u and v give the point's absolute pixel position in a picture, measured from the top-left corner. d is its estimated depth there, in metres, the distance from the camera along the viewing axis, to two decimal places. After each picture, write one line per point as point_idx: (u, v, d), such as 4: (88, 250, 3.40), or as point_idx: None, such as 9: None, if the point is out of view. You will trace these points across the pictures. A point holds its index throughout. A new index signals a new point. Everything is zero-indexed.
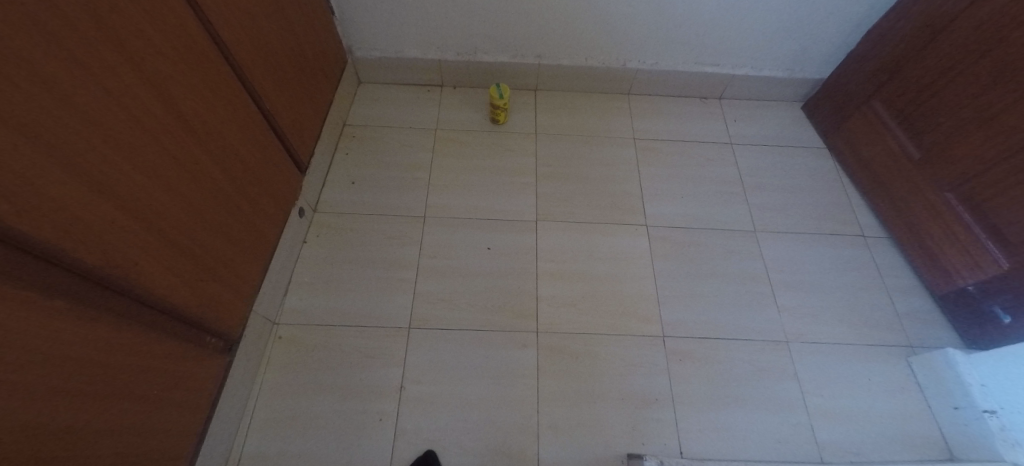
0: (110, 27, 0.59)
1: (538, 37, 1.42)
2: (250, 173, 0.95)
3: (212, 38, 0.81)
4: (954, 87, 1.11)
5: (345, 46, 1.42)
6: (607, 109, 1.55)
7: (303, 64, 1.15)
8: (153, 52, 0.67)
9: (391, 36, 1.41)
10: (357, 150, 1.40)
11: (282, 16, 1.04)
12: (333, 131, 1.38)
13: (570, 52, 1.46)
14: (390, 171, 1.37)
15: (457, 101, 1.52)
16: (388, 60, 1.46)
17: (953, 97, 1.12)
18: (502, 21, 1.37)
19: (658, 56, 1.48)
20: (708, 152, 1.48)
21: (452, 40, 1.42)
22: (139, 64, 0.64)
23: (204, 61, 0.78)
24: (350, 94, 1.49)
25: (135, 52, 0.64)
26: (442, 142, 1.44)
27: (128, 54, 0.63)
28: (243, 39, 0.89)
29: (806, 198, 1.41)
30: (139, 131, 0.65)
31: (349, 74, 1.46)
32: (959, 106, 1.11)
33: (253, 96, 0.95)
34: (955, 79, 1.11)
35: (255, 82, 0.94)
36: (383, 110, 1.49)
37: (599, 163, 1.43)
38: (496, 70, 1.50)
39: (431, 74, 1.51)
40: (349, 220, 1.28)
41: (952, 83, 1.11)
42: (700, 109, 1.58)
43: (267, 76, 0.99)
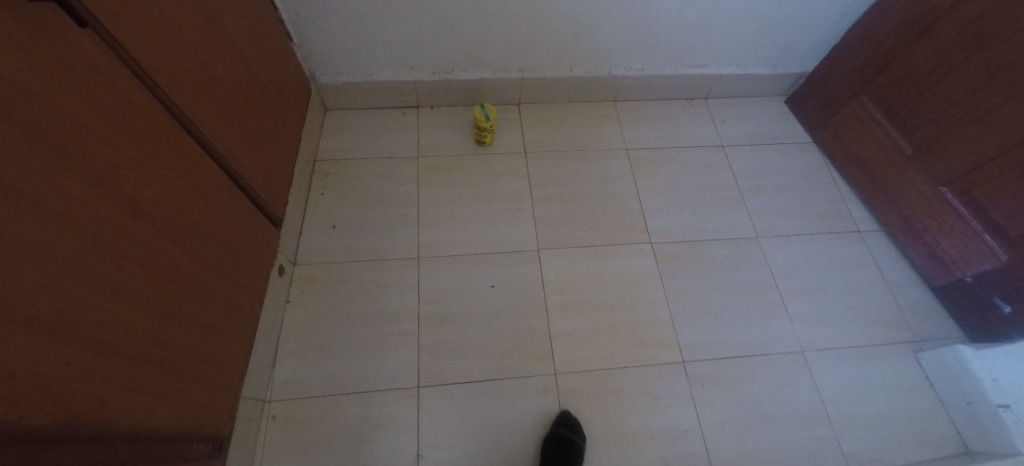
0: (36, 127, 0.47)
1: (520, 50, 1.32)
2: (223, 246, 0.83)
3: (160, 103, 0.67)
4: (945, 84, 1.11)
5: (307, 73, 1.27)
6: (594, 119, 1.47)
7: (267, 105, 1.02)
8: (94, 142, 0.55)
9: (360, 59, 1.27)
10: (333, 189, 1.27)
11: (239, 54, 0.90)
12: (305, 170, 1.24)
13: (554, 62, 1.37)
14: (374, 209, 1.26)
15: (438, 123, 1.41)
16: (358, 84, 1.33)
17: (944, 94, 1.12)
18: (482, 36, 1.26)
19: (644, 62, 1.41)
20: (702, 157, 1.43)
21: (426, 59, 1.30)
22: (79, 162, 0.53)
23: (153, 133, 0.65)
24: (319, 125, 1.35)
25: (72, 148, 0.52)
26: (427, 171, 1.33)
27: (65, 154, 0.51)
28: (196, 93, 0.76)
29: (801, 196, 1.39)
30: (88, 242, 0.54)
31: (315, 103, 1.31)
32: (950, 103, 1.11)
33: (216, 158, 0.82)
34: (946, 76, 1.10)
35: (217, 141, 0.81)
36: (356, 139, 1.36)
37: (593, 179, 1.37)
38: (476, 88, 1.39)
39: (405, 96, 1.39)
40: (335, 270, 1.16)
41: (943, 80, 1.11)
42: (689, 111, 1.52)
43: (229, 130, 0.86)
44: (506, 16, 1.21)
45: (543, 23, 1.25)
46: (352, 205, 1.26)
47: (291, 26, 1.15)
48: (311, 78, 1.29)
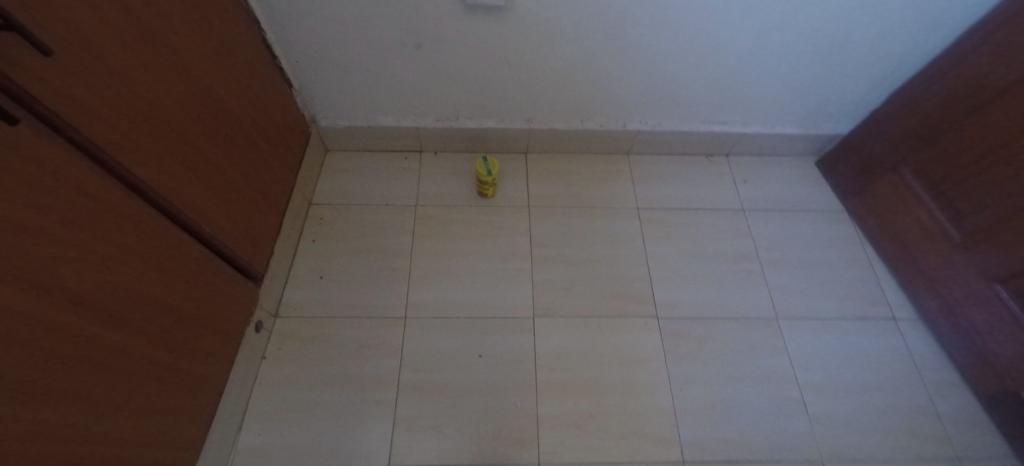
0: None
1: (527, 102, 1.25)
2: (184, 317, 0.77)
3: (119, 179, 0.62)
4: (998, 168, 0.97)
5: (307, 115, 1.24)
6: (604, 173, 1.39)
7: (253, 157, 0.97)
8: (32, 236, 0.49)
9: (361, 105, 1.24)
10: (325, 235, 1.23)
11: (224, 109, 0.85)
12: (298, 215, 1.21)
13: (564, 115, 1.30)
14: (365, 260, 1.21)
15: (440, 170, 1.37)
16: (360, 128, 1.29)
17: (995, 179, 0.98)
18: (488, 88, 1.20)
19: (660, 116, 1.32)
20: (720, 222, 1.32)
21: (430, 107, 1.25)
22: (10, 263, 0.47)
23: (107, 215, 0.60)
24: (318, 167, 1.32)
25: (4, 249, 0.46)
26: (424, 221, 1.28)
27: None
28: (169, 161, 0.70)
29: (829, 272, 1.26)
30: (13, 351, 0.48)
31: (315, 146, 1.29)
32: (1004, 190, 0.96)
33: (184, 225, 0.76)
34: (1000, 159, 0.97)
35: (189, 207, 0.76)
36: (355, 184, 1.32)
37: (598, 240, 1.28)
38: (481, 136, 1.34)
39: (408, 140, 1.35)
40: (316, 326, 1.10)
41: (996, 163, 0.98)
42: (708, 169, 1.41)
43: (206, 191, 0.81)
44: (514, 70, 1.15)
45: (553, 78, 1.18)
46: (342, 255, 1.21)
47: (291, 72, 1.12)
48: (311, 120, 1.26)
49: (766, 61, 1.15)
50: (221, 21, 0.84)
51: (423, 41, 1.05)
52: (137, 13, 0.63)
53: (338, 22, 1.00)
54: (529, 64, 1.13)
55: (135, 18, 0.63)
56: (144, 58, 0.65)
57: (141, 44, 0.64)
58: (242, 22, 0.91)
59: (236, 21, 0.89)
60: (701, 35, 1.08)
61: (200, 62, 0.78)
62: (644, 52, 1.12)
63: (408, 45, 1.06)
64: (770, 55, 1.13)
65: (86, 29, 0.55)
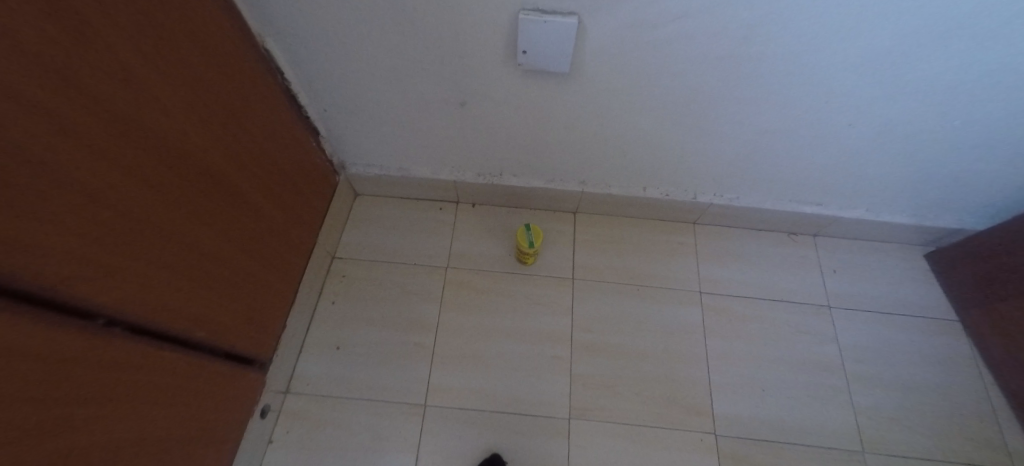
0: None
1: (585, 166, 1.08)
2: (166, 442, 0.65)
3: (71, 317, 0.48)
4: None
5: (336, 162, 1.12)
6: (664, 245, 1.21)
7: (261, 230, 0.83)
8: None
9: (395, 155, 1.10)
10: (347, 296, 1.12)
11: (227, 189, 0.71)
12: (317, 273, 1.09)
13: (626, 181, 1.12)
14: (386, 329, 1.08)
15: (477, 226, 1.22)
16: (392, 177, 1.16)
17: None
18: (541, 149, 1.03)
19: (740, 192, 1.13)
20: (798, 318, 1.13)
21: (471, 162, 1.10)
22: None
23: (56, 373, 0.46)
24: (345, 215, 1.20)
25: None
26: (454, 288, 1.14)
27: None
28: (144, 272, 0.57)
29: (934, 398, 1.03)
30: None
31: (342, 194, 1.16)
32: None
33: (160, 337, 0.62)
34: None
35: (168, 317, 0.62)
36: (383, 236, 1.20)
37: (653, 328, 1.11)
38: (527, 194, 1.18)
39: (445, 192, 1.20)
40: (327, 407, 0.99)
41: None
42: (790, 251, 1.22)
43: (194, 291, 0.67)
44: (574, 135, 0.98)
45: (620, 146, 1.01)
46: (363, 321, 1.09)
47: (318, 120, 0.99)
48: (339, 166, 1.13)
49: (885, 146, 0.94)
50: (234, 86, 0.70)
51: (470, 99, 0.89)
52: (121, 106, 0.49)
53: (371, 74, 0.85)
54: (592, 129, 0.96)
55: (117, 114, 0.49)
56: (123, 159, 0.51)
57: (121, 143, 0.50)
58: (261, 79, 0.78)
59: (254, 79, 0.75)
60: (812, 116, 0.88)
61: (202, 142, 0.63)
62: (735, 128, 0.93)
63: (452, 102, 0.91)
64: (895, 140, 0.92)
65: (46, 149, 0.41)
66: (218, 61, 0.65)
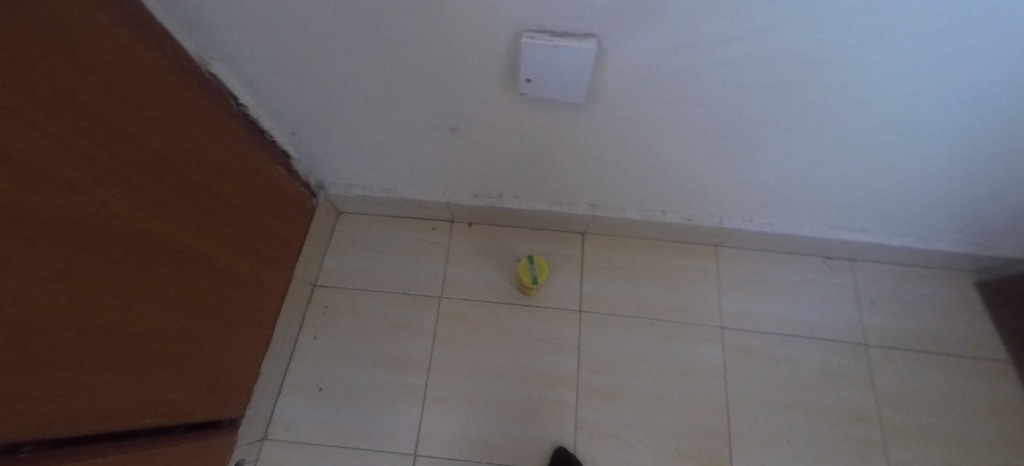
0: None
1: (596, 188, 0.94)
2: None
3: None
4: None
5: (314, 182, 1.00)
6: (682, 272, 1.09)
7: (220, 284, 0.71)
8: None
9: (379, 176, 0.97)
10: (330, 330, 1.02)
11: (168, 253, 0.59)
12: (297, 307, 0.99)
13: (643, 204, 0.99)
14: (374, 367, 0.99)
15: (473, 249, 1.10)
16: (377, 197, 1.04)
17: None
18: (545, 172, 0.90)
19: (773, 216, 0.99)
20: (828, 358, 1.02)
21: (466, 183, 0.97)
22: None
23: None
24: (326, 237, 1.09)
25: None
26: (447, 321, 1.03)
27: None
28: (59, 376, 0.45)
29: (978, 453, 0.93)
30: None
31: (322, 216, 1.05)
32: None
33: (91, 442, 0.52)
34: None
35: (94, 420, 0.52)
36: (370, 260, 1.09)
37: (667, 368, 1.00)
38: (529, 216, 1.05)
39: (438, 211, 1.08)
40: (309, 458, 0.91)
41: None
42: (823, 279, 1.09)
43: (130, 378, 0.56)
44: (585, 159, 0.84)
45: (640, 171, 0.87)
46: (347, 358, 1.00)
47: (288, 143, 0.86)
48: (318, 187, 1.01)
49: (954, 178, 0.79)
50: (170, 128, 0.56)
51: (461, 124, 0.76)
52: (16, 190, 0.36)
53: (345, 96, 0.72)
54: (607, 154, 0.82)
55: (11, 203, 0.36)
56: (19, 263, 0.38)
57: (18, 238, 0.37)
58: (207, 111, 0.64)
59: (197, 113, 0.62)
60: (873, 148, 0.74)
61: (127, 202, 0.50)
62: (779, 157, 0.79)
63: (441, 127, 0.78)
64: (968, 172, 0.77)
65: None
66: (143, 103, 0.52)
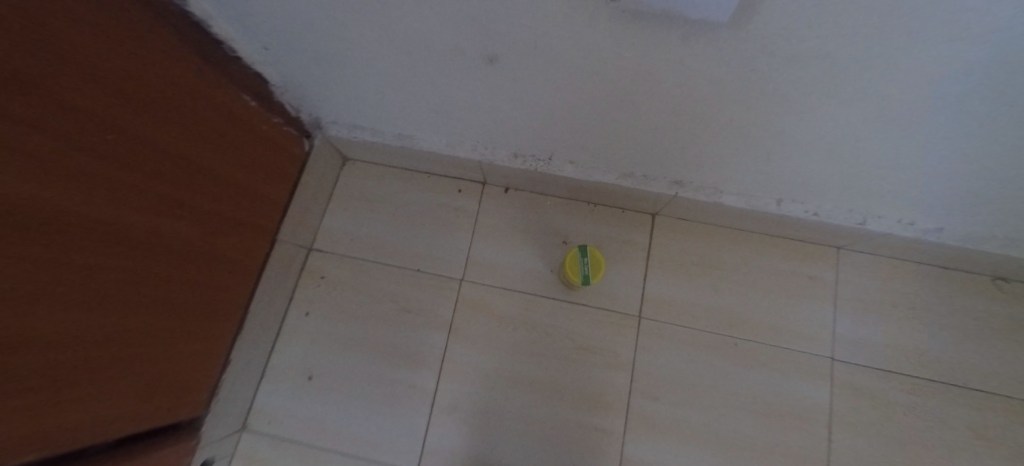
0: None
1: (690, 161, 0.66)
2: None
3: None
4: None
5: (308, 121, 0.77)
6: (784, 279, 0.81)
7: (160, 267, 0.51)
8: None
9: (390, 119, 0.73)
10: (327, 306, 0.85)
11: (67, 229, 0.38)
12: (287, 276, 0.82)
13: (752, 188, 0.69)
14: (375, 357, 0.82)
15: (507, 222, 0.87)
16: (390, 146, 0.81)
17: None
18: (617, 133, 0.62)
19: (956, 224, 0.66)
20: (979, 424, 0.74)
21: (504, 139, 0.70)
22: None
23: None
24: (327, 192, 0.89)
25: None
26: (467, 311, 0.83)
27: None
28: None
29: None
30: None
31: (321, 165, 0.83)
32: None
33: None
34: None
35: None
36: (380, 224, 0.89)
37: (747, 405, 0.77)
38: (586, 188, 0.79)
39: (465, 170, 0.84)
40: (295, 455, 0.78)
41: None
42: (990, 312, 0.77)
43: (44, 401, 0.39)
44: (689, 116, 0.55)
45: (767, 141, 0.57)
46: (345, 342, 0.83)
47: (262, 64, 0.62)
48: (314, 127, 0.78)
49: None
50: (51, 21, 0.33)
51: (503, 50, 0.49)
52: None
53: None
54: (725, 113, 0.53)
55: None
56: None
57: None
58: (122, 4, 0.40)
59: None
60: None
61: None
62: None
63: (472, 54, 0.51)
64: None
65: None
66: None
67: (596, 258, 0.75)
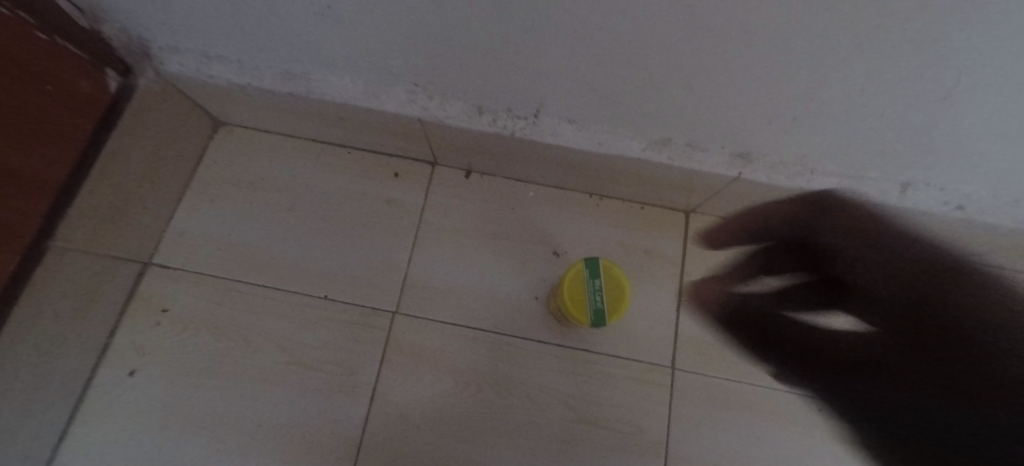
0: None
1: (786, 124, 0.37)
2: None
3: None
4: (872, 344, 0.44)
5: (122, 45, 0.44)
6: None
7: None
8: None
9: (259, 41, 0.41)
10: (169, 359, 0.52)
11: None
12: (94, 311, 0.49)
13: (870, 162, 0.41)
14: (243, 447, 0.49)
15: (468, 223, 0.57)
16: (273, 94, 0.48)
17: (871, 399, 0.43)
18: (667, 65, 0.33)
19: None
20: None
21: (459, 79, 0.41)
22: None
23: None
24: (183, 173, 0.57)
25: None
26: (400, 363, 0.52)
27: None
28: None
29: None
30: None
31: (162, 128, 0.51)
32: (784, 356, 0.52)
33: None
34: (891, 312, 0.42)
35: None
36: (269, 225, 0.57)
37: None
38: (590, 169, 0.51)
39: (402, 141, 0.54)
40: None
41: (892, 327, 0.42)
42: None
43: None
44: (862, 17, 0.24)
45: (982, 79, 0.28)
46: (196, 420, 0.50)
47: None
48: (137, 56, 0.46)
49: None
50: None
51: None
52: None
53: None
54: (973, 15, 0.23)
55: None
56: None
57: None
58: None
59: None
60: None
61: None
62: None
63: None
64: None
65: None
66: None
67: (615, 286, 0.45)
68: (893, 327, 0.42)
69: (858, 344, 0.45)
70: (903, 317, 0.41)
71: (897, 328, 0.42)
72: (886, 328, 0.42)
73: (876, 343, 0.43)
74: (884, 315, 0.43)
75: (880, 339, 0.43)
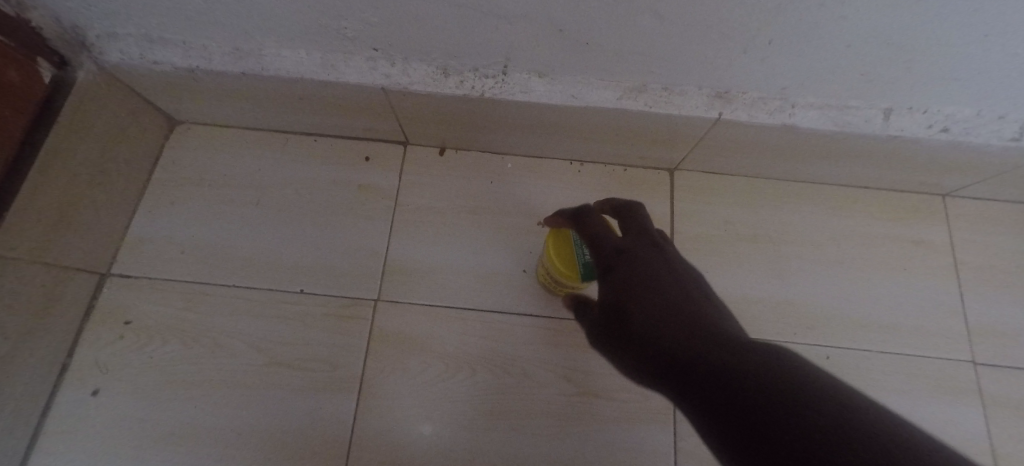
0: None
1: (756, 51, 0.36)
2: None
3: None
4: (658, 331, 0.28)
5: (58, 36, 0.41)
6: (870, 248, 0.54)
7: None
8: None
9: (203, 17, 0.39)
10: (133, 374, 0.48)
11: None
12: (46, 328, 0.45)
13: (848, 88, 0.40)
14: (221, 461, 0.45)
15: (445, 201, 0.55)
16: (222, 78, 0.45)
17: (880, 435, 0.18)
18: None
19: None
20: None
21: (418, 35, 0.39)
22: None
23: None
24: (137, 176, 0.53)
25: None
26: (387, 352, 0.49)
27: None
28: None
29: None
30: None
31: (111, 125, 0.48)
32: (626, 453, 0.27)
33: None
34: (638, 281, 0.32)
35: None
36: (235, 222, 0.54)
37: None
38: (567, 130, 0.49)
39: (369, 120, 0.52)
40: None
41: (645, 300, 0.30)
42: None
43: None
44: None
45: None
46: (167, 437, 0.46)
47: None
48: (75, 48, 0.42)
49: None
50: None
51: None
52: None
53: None
54: None
55: None
56: None
57: None
58: None
59: None
60: None
61: None
62: None
63: None
64: None
65: None
66: None
67: None
68: (669, 296, 0.31)
69: (651, 346, 0.28)
70: (644, 284, 0.32)
71: (669, 305, 0.30)
72: (653, 304, 0.30)
73: (658, 338, 0.28)
74: (639, 284, 0.32)
75: (658, 319, 0.29)
